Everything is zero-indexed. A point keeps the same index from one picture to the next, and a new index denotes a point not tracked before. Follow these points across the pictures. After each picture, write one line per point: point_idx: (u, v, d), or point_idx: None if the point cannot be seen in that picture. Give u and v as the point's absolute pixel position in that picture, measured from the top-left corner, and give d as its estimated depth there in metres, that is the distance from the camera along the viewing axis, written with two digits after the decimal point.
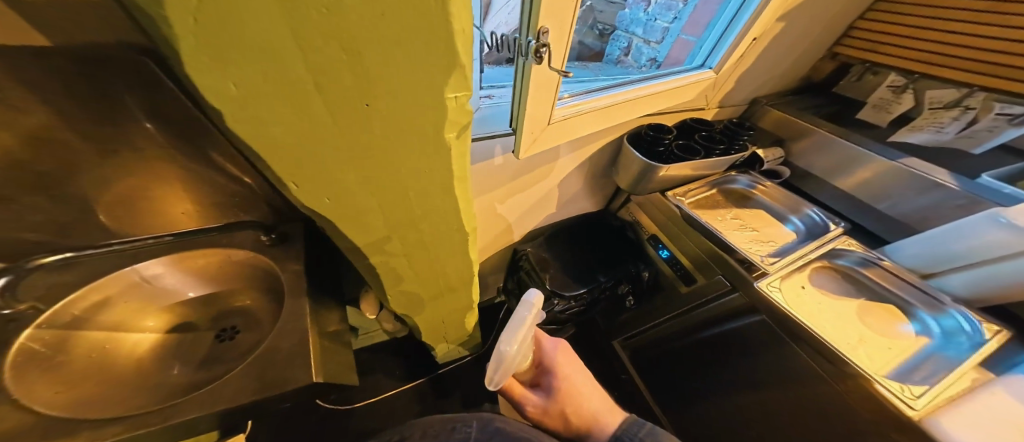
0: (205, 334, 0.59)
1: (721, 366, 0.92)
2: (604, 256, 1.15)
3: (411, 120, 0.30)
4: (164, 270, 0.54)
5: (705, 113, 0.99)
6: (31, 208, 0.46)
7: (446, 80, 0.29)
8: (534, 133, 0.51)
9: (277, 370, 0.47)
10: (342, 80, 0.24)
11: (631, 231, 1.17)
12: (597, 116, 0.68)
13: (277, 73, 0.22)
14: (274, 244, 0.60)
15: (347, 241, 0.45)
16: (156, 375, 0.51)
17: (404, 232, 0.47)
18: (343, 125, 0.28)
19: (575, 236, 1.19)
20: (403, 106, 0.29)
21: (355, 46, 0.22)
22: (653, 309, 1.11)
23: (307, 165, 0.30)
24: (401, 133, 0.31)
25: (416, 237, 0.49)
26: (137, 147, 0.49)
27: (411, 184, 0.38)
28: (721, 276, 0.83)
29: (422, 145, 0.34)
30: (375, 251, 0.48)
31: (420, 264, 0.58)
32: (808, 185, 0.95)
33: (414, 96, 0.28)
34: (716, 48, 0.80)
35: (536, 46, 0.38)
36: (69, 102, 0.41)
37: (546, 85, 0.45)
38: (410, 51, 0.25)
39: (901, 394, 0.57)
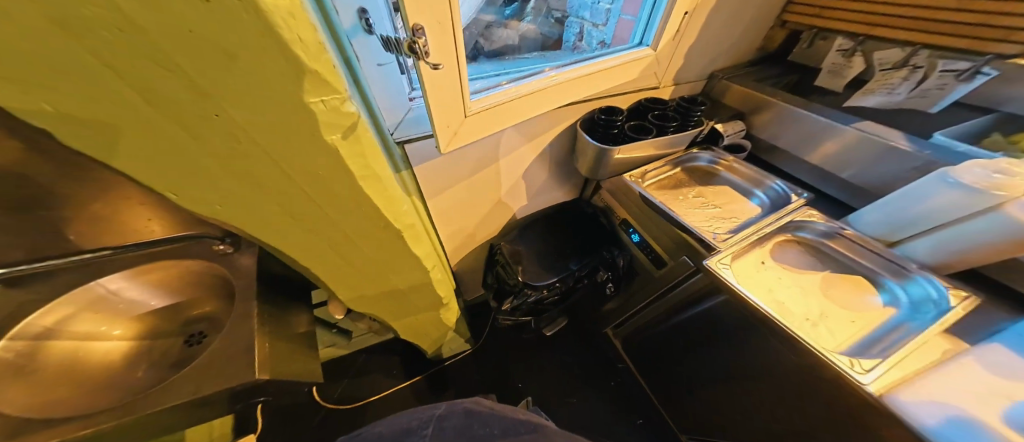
0: (175, 340, 0.64)
1: (704, 349, 0.87)
2: (579, 243, 1.11)
3: (276, 121, 0.33)
4: (127, 283, 0.59)
5: (661, 92, 0.98)
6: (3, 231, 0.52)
7: (299, 87, 0.30)
8: (451, 127, 0.54)
9: (227, 367, 0.51)
10: (175, 83, 0.27)
11: (605, 217, 1.12)
12: (532, 100, 0.67)
13: (97, 75, 0.25)
14: (228, 252, 0.63)
15: (273, 238, 0.48)
16: (124, 377, 0.56)
17: (325, 230, 0.50)
18: (203, 128, 0.31)
19: (551, 223, 1.15)
20: (259, 113, 0.31)
21: (171, 57, 0.25)
22: (635, 295, 1.07)
23: (185, 163, 0.34)
24: (269, 132, 0.33)
25: (343, 236, 0.52)
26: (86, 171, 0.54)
27: (303, 182, 0.40)
28: (685, 257, 0.79)
29: (307, 147, 0.36)
30: (300, 248, 0.51)
31: (358, 262, 0.60)
32: (775, 158, 0.93)
33: (267, 98, 0.30)
34: (650, 24, 0.79)
35: (412, 42, 0.40)
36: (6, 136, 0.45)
37: (446, 78, 0.48)
38: (237, 64, 0.27)
39: (851, 368, 0.53)
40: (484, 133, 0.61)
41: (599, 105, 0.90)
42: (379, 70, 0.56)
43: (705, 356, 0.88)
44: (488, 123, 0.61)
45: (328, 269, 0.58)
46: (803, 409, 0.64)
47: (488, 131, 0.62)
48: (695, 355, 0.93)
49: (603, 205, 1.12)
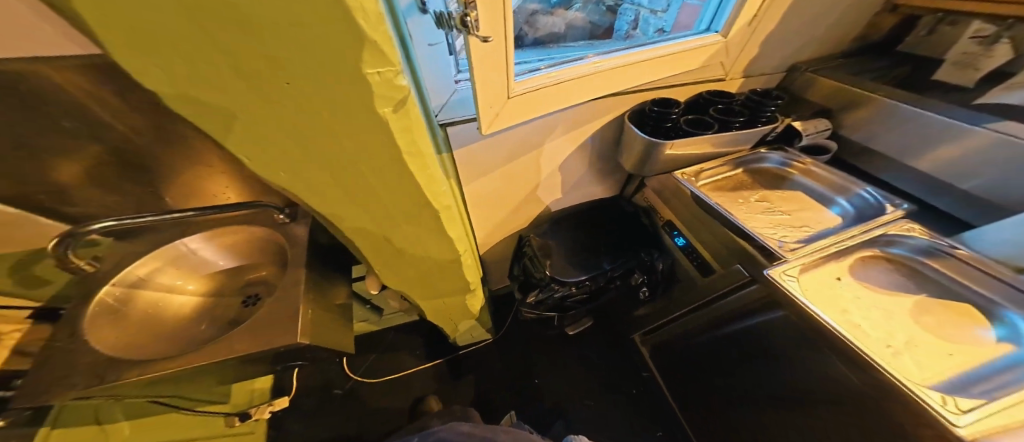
0: (234, 299, 0.68)
1: (748, 369, 0.79)
2: (615, 241, 1.05)
3: (337, 90, 0.32)
4: (202, 244, 0.65)
5: (728, 85, 0.89)
6: (106, 182, 0.60)
7: (360, 56, 0.30)
8: (493, 108, 0.52)
9: (272, 328, 0.54)
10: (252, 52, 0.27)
11: (646, 217, 1.05)
12: (582, 85, 0.63)
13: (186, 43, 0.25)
14: (287, 221, 0.67)
15: (325, 209, 0.50)
16: (189, 329, 0.61)
17: (369, 205, 0.51)
18: (270, 100, 0.32)
19: (583, 221, 1.09)
20: (322, 83, 0.31)
21: (250, 24, 0.25)
22: (672, 303, 1.00)
23: (253, 134, 0.36)
24: (330, 102, 0.33)
25: (384, 211, 0.53)
26: (172, 142, 0.59)
27: (355, 154, 0.41)
28: (739, 266, 0.69)
29: (361, 120, 0.36)
30: (346, 219, 0.53)
31: (396, 239, 0.61)
32: (867, 164, 0.81)
33: (330, 65, 0.30)
34: (722, 8, 0.71)
35: (461, 15, 0.38)
36: (111, 101, 0.50)
37: (493, 55, 0.45)
38: (307, 34, 0.26)
39: (942, 406, 0.44)
40: (526, 117, 0.59)
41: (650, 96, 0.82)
42: (429, 50, 0.56)
43: (750, 375, 0.79)
44: (530, 108, 0.58)
45: (369, 243, 0.61)
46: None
47: (528, 117, 0.59)
48: (737, 374, 0.84)
49: (645, 205, 1.05)
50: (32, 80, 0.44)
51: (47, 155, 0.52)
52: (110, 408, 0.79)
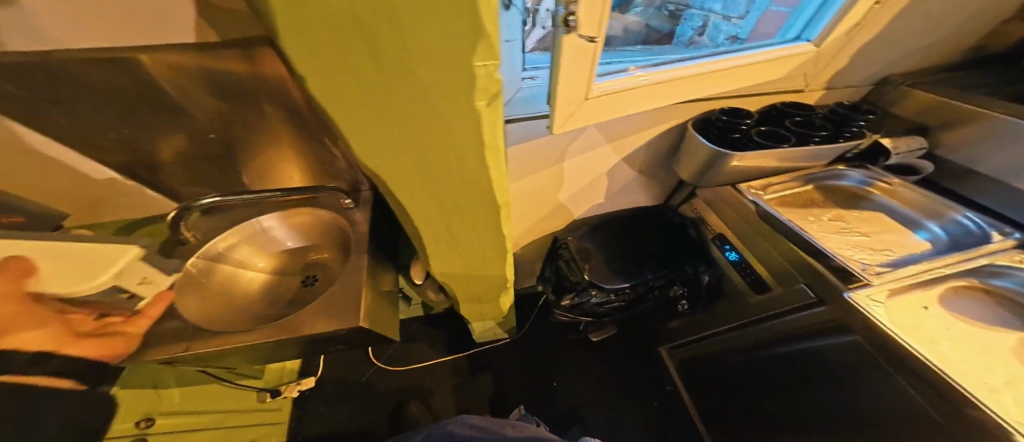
0: (295, 279, 0.71)
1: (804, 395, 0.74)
2: (659, 250, 1.03)
3: (445, 83, 0.33)
4: (275, 223, 0.70)
5: (807, 96, 0.85)
6: (196, 160, 0.65)
7: (475, 48, 0.30)
8: (570, 108, 0.52)
9: (337, 309, 0.56)
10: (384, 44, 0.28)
11: (694, 228, 1.02)
12: (658, 90, 0.61)
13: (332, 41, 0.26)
14: (351, 207, 0.70)
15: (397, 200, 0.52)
16: (257, 306, 0.64)
17: (440, 197, 0.51)
18: (382, 91, 0.33)
19: (624, 228, 1.06)
20: (433, 75, 0.32)
21: (393, 17, 0.25)
22: (714, 317, 0.98)
23: (355, 125, 0.36)
24: (436, 95, 0.34)
25: (452, 203, 0.53)
26: (258, 122, 0.62)
27: (445, 140, 0.42)
28: (804, 285, 0.67)
29: (456, 112, 0.37)
30: (419, 210, 0.54)
31: (455, 231, 0.62)
32: (965, 188, 0.74)
33: (445, 62, 0.31)
34: (817, 17, 0.69)
35: (565, 14, 0.38)
36: (213, 81, 0.53)
37: (582, 54, 0.45)
38: (438, 25, 0.27)
39: None
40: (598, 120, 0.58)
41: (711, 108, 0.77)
42: (506, 47, 0.56)
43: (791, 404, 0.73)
44: (605, 109, 0.57)
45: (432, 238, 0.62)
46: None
47: (600, 119, 0.58)
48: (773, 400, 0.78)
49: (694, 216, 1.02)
50: (152, 67, 0.48)
51: (153, 126, 0.57)
52: (166, 376, 0.80)
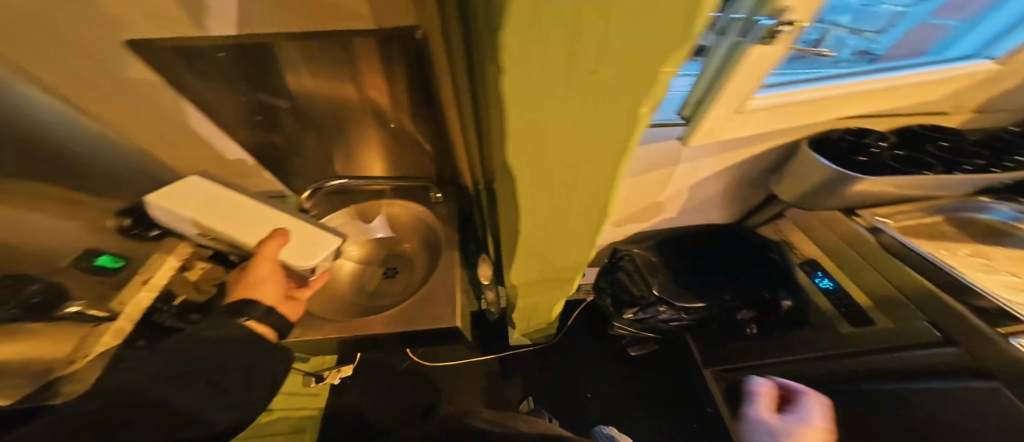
0: (376, 269, 0.73)
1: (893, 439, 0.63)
2: (733, 270, 0.98)
3: (617, 97, 0.28)
4: (368, 212, 0.74)
5: (950, 119, 0.77)
6: (307, 151, 0.69)
7: (673, 64, 0.24)
8: (716, 119, 0.50)
9: (433, 309, 0.62)
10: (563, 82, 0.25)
11: (776, 252, 0.97)
12: (812, 107, 0.56)
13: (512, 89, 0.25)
14: (438, 200, 0.74)
15: (507, 208, 0.53)
16: (349, 291, 0.69)
17: (549, 201, 0.48)
18: (545, 107, 0.28)
19: (696, 245, 1.02)
20: (608, 91, 0.27)
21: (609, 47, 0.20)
22: (790, 345, 0.89)
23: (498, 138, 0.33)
24: (597, 110, 0.29)
25: (559, 208, 0.50)
26: (366, 116, 0.61)
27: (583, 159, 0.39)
28: (930, 323, 0.58)
29: (610, 122, 0.32)
30: (529, 224, 0.54)
31: (551, 233, 0.58)
32: None
33: (626, 79, 0.25)
34: (1003, 38, 0.58)
35: (773, 26, 0.35)
36: (337, 74, 0.51)
37: (764, 62, 0.41)
38: (650, 50, 0.21)
39: None
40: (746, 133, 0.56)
41: (845, 126, 0.70)
42: None
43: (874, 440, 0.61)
44: (754, 123, 0.54)
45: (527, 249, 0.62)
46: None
47: (747, 131, 0.56)
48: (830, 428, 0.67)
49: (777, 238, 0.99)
50: (281, 55, 0.47)
51: (270, 109, 0.57)
52: None
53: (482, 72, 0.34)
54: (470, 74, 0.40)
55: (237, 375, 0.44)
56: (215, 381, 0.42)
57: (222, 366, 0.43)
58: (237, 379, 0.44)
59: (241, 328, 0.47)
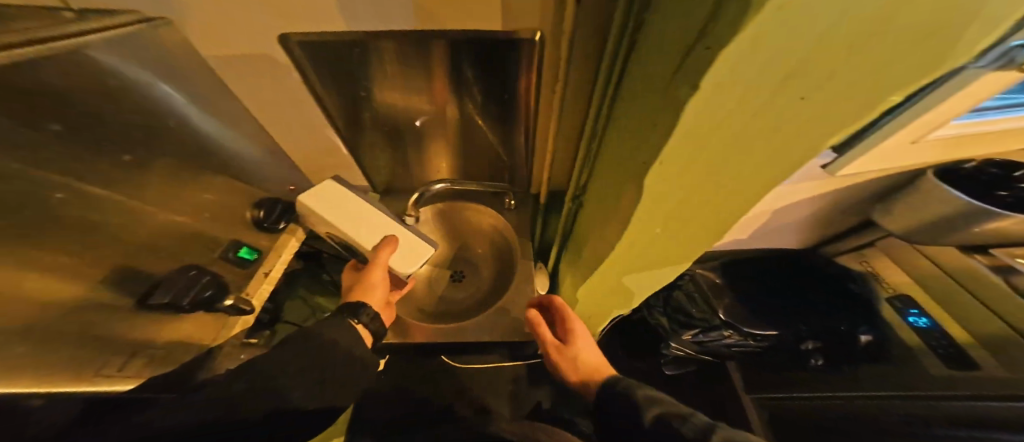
0: (441, 272, 0.72)
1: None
2: (810, 300, 0.90)
3: (807, 126, 0.24)
4: (448, 215, 0.72)
5: None
6: (391, 153, 0.69)
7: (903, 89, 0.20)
8: (901, 143, 0.52)
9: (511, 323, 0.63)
10: (753, 109, 0.22)
11: (856, 284, 0.88)
12: (991, 137, 0.54)
13: (692, 115, 0.22)
14: (512, 207, 0.72)
15: (599, 238, 0.50)
16: (419, 294, 0.68)
17: (663, 237, 0.44)
18: (721, 138, 0.25)
19: (766, 271, 0.97)
20: (803, 120, 0.23)
21: (856, 63, 0.17)
22: (852, 385, 0.76)
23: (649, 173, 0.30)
24: (774, 142, 0.26)
25: (672, 241, 0.45)
26: (450, 117, 0.60)
27: (720, 193, 0.34)
28: None
29: (782, 154, 0.28)
30: (622, 262, 0.48)
31: (650, 264, 0.52)
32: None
33: (833, 109, 0.22)
34: None
35: None
36: (439, 76, 0.50)
37: (992, 86, 0.42)
38: (895, 68, 0.18)
39: None
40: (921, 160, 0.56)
41: (991, 157, 0.62)
42: None
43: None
44: (928, 152, 0.56)
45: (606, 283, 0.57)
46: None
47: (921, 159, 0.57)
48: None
49: (860, 271, 0.91)
50: (388, 55, 0.46)
51: (360, 112, 0.57)
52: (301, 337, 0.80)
53: (629, 100, 0.32)
54: (606, 98, 0.39)
55: (329, 354, 0.42)
56: (299, 368, 0.40)
57: (315, 348, 0.42)
58: (326, 354, 0.42)
59: (345, 329, 0.46)
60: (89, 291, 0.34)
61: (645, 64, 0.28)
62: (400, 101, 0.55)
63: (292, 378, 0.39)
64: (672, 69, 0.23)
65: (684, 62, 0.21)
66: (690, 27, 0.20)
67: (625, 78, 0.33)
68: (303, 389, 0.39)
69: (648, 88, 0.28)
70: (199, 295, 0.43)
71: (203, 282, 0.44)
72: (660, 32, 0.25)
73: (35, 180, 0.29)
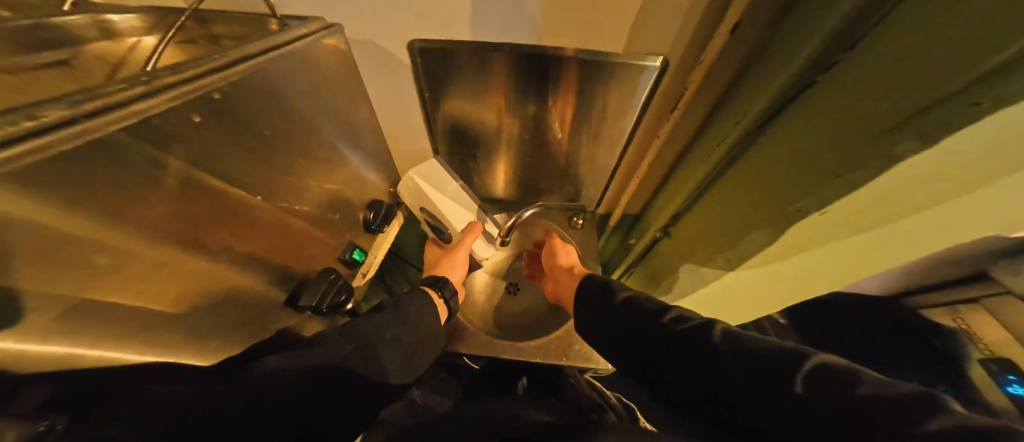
0: (497, 283, 0.69)
1: (677, 349, 0.31)
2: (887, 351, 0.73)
3: None
4: (519, 233, 0.70)
5: None
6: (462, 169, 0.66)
7: None
8: None
9: (573, 353, 0.58)
10: (1001, 184, 0.16)
11: (941, 340, 0.70)
12: None
13: (913, 167, 0.17)
14: (579, 227, 0.71)
15: (693, 274, 0.46)
16: (471, 305, 0.65)
17: (793, 283, 0.37)
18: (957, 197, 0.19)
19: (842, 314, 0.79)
20: None
21: None
22: None
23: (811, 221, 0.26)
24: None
25: (805, 287, 0.37)
26: (531, 136, 0.56)
27: (888, 249, 0.26)
28: None
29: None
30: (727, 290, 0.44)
31: (761, 302, 0.44)
32: None
33: None
34: None
35: None
36: (535, 95, 0.46)
37: None
38: None
39: None
40: None
41: None
42: None
43: (736, 385, 0.25)
44: None
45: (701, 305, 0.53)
46: (644, 341, 0.35)
47: None
48: (677, 343, 0.31)
49: (955, 328, 0.68)
50: (491, 69, 0.42)
51: (439, 124, 0.55)
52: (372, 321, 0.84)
53: (775, 140, 0.28)
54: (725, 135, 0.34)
55: (412, 326, 0.43)
56: (391, 335, 0.40)
57: (402, 317, 0.42)
58: (410, 326, 0.43)
59: (426, 302, 0.47)
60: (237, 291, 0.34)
61: (811, 100, 0.23)
62: (486, 115, 0.51)
63: (385, 343, 0.38)
64: (860, 133, 0.19)
65: (888, 127, 0.17)
66: (917, 96, 0.15)
67: (765, 120, 0.28)
68: (394, 353, 0.39)
69: (806, 138, 0.24)
70: (335, 299, 0.45)
71: (340, 285, 0.46)
72: (837, 86, 0.20)
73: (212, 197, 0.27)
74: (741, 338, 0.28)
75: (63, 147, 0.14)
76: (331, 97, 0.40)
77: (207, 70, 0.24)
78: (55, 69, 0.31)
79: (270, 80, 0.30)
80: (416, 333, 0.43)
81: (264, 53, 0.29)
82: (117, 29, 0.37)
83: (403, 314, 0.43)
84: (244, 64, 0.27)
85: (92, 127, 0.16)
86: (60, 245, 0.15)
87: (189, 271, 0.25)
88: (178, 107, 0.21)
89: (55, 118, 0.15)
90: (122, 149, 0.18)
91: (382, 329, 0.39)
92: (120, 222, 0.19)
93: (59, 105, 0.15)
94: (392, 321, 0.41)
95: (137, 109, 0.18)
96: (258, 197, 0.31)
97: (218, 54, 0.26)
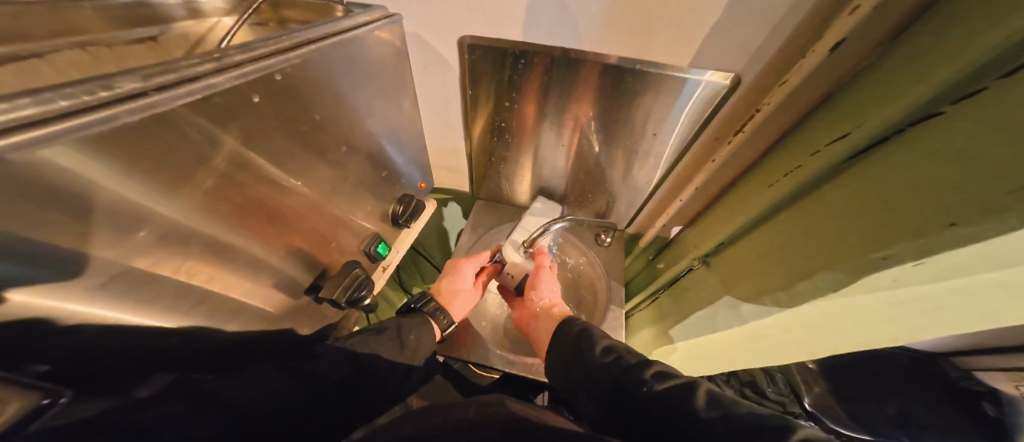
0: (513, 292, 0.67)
1: (660, 409, 0.27)
2: (940, 412, 0.62)
3: None
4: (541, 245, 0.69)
5: None
6: (494, 174, 0.65)
7: None
8: None
9: None
10: None
11: (993, 406, 0.60)
12: None
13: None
14: (607, 245, 0.68)
15: (728, 312, 0.42)
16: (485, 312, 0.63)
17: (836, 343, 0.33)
18: None
19: (890, 367, 0.68)
20: None
21: None
22: None
23: (885, 274, 0.23)
24: None
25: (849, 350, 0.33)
26: (572, 148, 0.54)
27: (958, 320, 0.23)
28: None
29: None
30: (760, 337, 0.40)
31: (790, 355, 0.40)
32: None
33: None
34: None
35: None
36: (583, 104, 0.44)
37: None
38: None
39: None
40: None
41: None
42: None
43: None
44: None
45: (718, 348, 0.48)
46: (622, 395, 0.31)
47: None
48: (660, 402, 0.28)
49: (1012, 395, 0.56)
50: (542, 73, 0.41)
51: (478, 129, 0.54)
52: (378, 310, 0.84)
53: (863, 177, 0.25)
54: (802, 165, 0.32)
55: (410, 354, 0.41)
56: (388, 360, 0.38)
57: (401, 343, 0.41)
58: (407, 354, 0.41)
59: (426, 330, 0.46)
60: (272, 279, 0.34)
61: (929, 133, 0.20)
62: (527, 122, 0.50)
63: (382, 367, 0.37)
64: (969, 186, 0.17)
65: (998, 184, 0.16)
66: None
67: (861, 154, 0.26)
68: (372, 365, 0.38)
69: (905, 178, 0.21)
70: (353, 295, 0.44)
71: (360, 281, 0.45)
72: (959, 123, 0.18)
73: (259, 183, 0.27)
74: (720, 397, 0.26)
75: (126, 120, 0.14)
76: (376, 92, 0.39)
77: (274, 49, 0.23)
78: (141, 45, 0.32)
79: (326, 67, 0.29)
80: (408, 364, 0.41)
81: (329, 39, 0.28)
82: (202, 11, 0.35)
83: (403, 340, 0.41)
84: (313, 49, 0.26)
85: (160, 100, 0.16)
86: (61, 206, 0.14)
87: (213, 246, 0.25)
88: (240, 86, 0.21)
89: (127, 90, 0.15)
90: (171, 126, 0.17)
91: (379, 353, 0.38)
92: (163, 195, 0.19)
93: (135, 77, 0.15)
94: (390, 345, 0.40)
95: (206, 84, 0.18)
96: (295, 185, 0.31)
97: (291, 37, 0.26)
